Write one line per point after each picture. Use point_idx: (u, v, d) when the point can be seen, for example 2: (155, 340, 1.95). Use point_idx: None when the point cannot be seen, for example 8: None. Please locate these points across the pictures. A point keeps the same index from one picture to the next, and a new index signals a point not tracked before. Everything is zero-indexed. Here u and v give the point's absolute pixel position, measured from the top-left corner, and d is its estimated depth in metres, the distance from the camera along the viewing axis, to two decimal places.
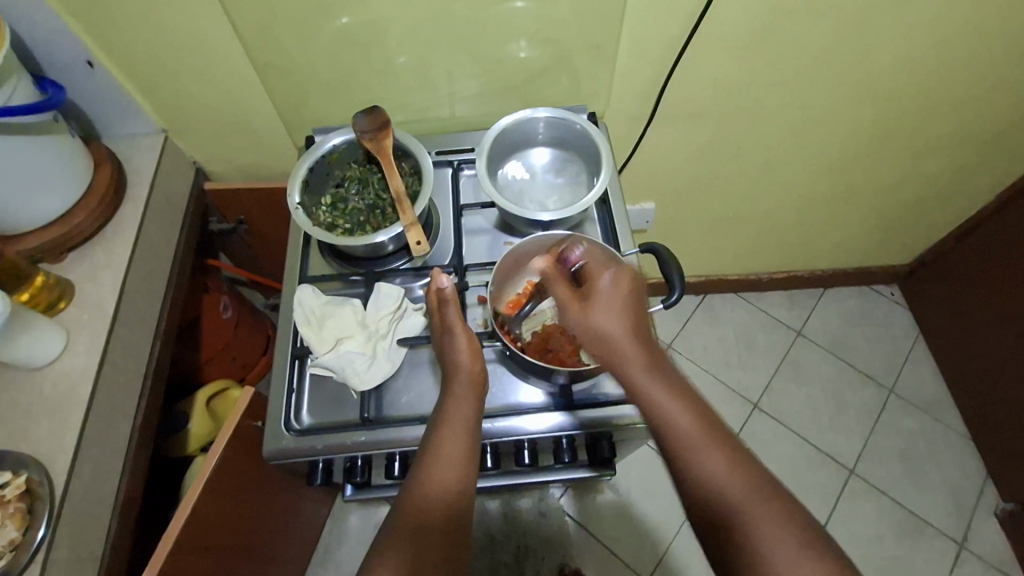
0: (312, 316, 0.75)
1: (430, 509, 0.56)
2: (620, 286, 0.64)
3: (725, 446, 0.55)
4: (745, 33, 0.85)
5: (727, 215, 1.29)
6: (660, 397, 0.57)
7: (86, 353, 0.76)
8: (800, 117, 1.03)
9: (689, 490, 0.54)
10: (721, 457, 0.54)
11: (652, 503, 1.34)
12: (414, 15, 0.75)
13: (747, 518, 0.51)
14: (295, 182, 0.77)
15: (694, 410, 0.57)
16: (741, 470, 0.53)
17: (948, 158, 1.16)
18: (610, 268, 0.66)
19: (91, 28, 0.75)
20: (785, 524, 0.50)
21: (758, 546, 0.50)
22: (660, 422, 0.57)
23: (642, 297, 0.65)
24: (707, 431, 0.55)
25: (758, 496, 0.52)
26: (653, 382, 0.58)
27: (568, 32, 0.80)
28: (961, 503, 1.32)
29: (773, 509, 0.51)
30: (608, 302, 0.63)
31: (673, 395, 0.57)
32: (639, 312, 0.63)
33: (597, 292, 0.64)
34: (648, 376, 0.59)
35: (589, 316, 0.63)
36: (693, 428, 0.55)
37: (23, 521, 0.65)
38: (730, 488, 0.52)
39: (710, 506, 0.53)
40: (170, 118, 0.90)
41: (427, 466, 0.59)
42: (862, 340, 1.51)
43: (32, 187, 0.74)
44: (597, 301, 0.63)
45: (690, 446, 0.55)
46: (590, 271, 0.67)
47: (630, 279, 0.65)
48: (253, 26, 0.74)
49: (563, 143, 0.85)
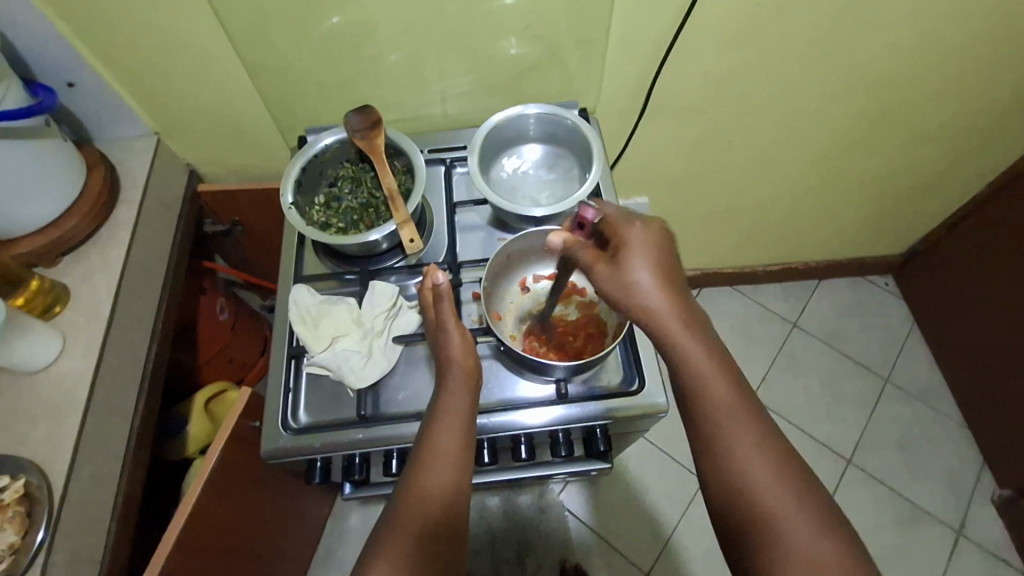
0: (307, 315, 0.75)
1: (428, 505, 0.56)
2: (652, 240, 0.59)
3: (756, 421, 0.54)
4: (733, 26, 0.86)
5: (721, 207, 1.30)
6: (698, 363, 0.55)
7: (82, 358, 0.76)
8: (790, 109, 1.03)
9: (713, 465, 0.54)
10: (751, 434, 0.54)
11: (651, 496, 1.34)
12: (404, 14, 0.75)
13: (770, 498, 0.51)
14: (288, 182, 0.77)
15: (729, 381, 0.56)
16: (767, 451, 0.53)
17: (940, 147, 1.16)
18: (639, 222, 0.60)
19: (81, 32, 0.75)
20: (804, 506, 0.51)
21: (777, 528, 0.50)
22: (693, 390, 0.56)
23: (675, 255, 0.60)
24: (739, 404, 0.55)
25: (783, 478, 0.52)
26: (692, 346, 0.56)
27: (557, 29, 0.80)
28: (958, 490, 1.33)
29: (793, 491, 0.52)
30: (642, 259, 0.58)
31: (712, 361, 0.56)
32: (673, 270, 0.59)
33: (630, 246, 0.58)
34: (688, 340, 0.56)
35: (624, 272, 0.57)
36: (727, 401, 0.55)
37: (22, 525, 0.65)
38: (755, 468, 0.52)
39: (733, 485, 0.53)
40: (162, 121, 0.90)
41: (426, 461, 0.59)
42: (857, 330, 1.52)
43: (26, 192, 0.74)
44: (630, 253, 0.57)
45: (723, 420, 0.54)
46: (613, 225, 0.61)
47: (662, 238, 0.60)
48: (243, 27, 0.74)
49: (554, 138, 0.85)
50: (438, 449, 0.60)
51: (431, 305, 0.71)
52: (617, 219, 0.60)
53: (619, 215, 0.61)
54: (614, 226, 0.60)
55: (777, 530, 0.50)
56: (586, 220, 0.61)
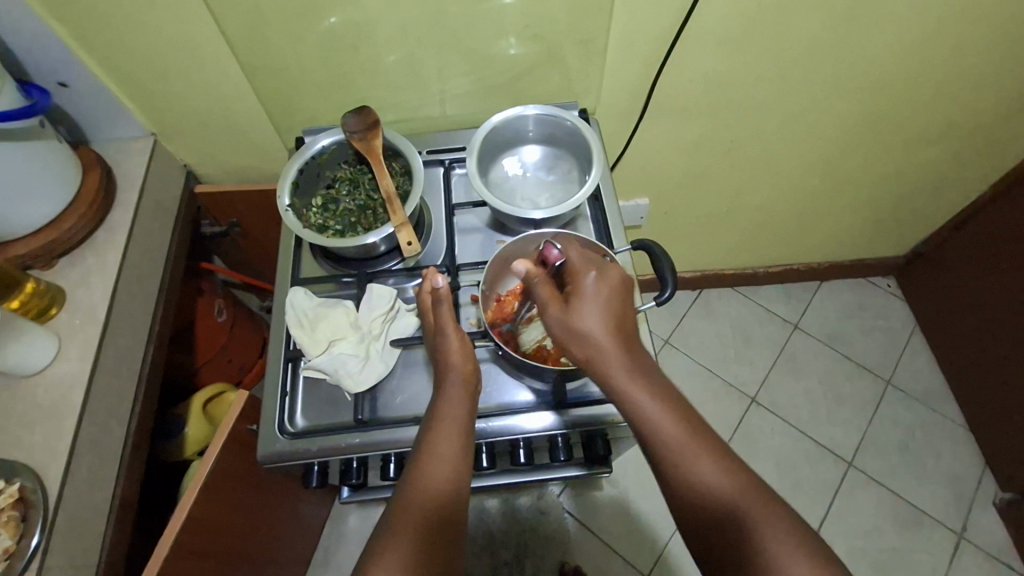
0: (305, 318, 0.74)
1: (430, 507, 0.56)
2: (604, 288, 0.63)
3: (715, 451, 0.55)
4: (735, 26, 0.85)
5: (722, 208, 1.29)
6: (646, 407, 0.57)
7: (78, 360, 0.75)
8: (792, 110, 1.02)
9: (679, 502, 0.54)
10: (712, 465, 0.54)
11: (651, 498, 1.34)
12: (402, 14, 0.75)
13: (741, 523, 0.51)
14: (285, 183, 0.76)
15: (680, 418, 0.56)
16: (730, 476, 0.53)
17: (943, 148, 1.15)
18: (594, 270, 0.64)
19: (76, 32, 0.74)
20: (781, 523, 0.50)
21: (752, 550, 0.50)
22: (646, 432, 0.56)
23: (628, 303, 0.64)
24: (693, 439, 0.55)
25: (752, 502, 0.52)
26: (636, 392, 0.58)
27: (557, 29, 0.80)
28: (960, 493, 1.32)
29: (765, 512, 0.51)
30: (591, 304, 0.62)
31: (658, 403, 0.57)
32: (621, 317, 0.62)
33: (583, 292, 0.62)
34: (633, 384, 0.58)
35: (570, 316, 0.61)
36: (679, 436, 0.55)
37: (16, 530, 0.64)
38: (723, 494, 0.52)
39: (703, 514, 0.53)
40: (159, 121, 0.89)
41: (425, 464, 0.59)
42: (859, 331, 1.51)
43: (21, 193, 0.73)
44: (579, 300, 0.62)
45: (680, 457, 0.54)
46: (574, 269, 0.65)
47: (619, 288, 0.63)
48: (240, 27, 0.73)
49: (553, 140, 0.84)
50: (436, 454, 0.59)
51: (430, 310, 0.70)
52: (575, 267, 0.65)
53: (579, 260, 0.65)
54: (573, 272, 0.65)
55: (755, 550, 0.50)
56: (550, 258, 0.66)
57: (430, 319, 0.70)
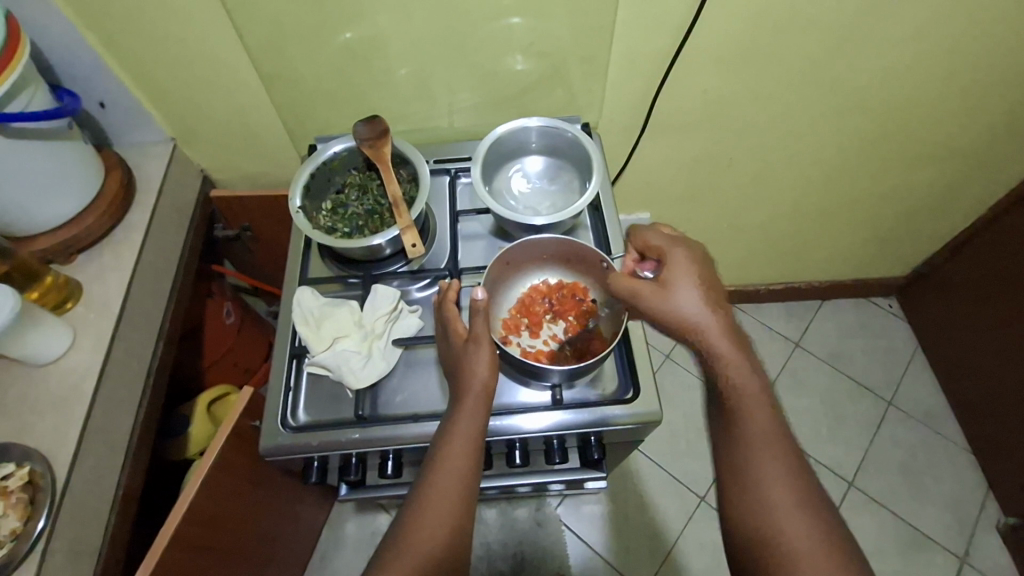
0: (310, 316, 0.77)
1: (439, 530, 0.57)
2: (697, 262, 0.62)
3: (783, 442, 0.56)
4: (732, 47, 0.88)
5: (723, 224, 1.31)
6: (733, 376, 0.58)
7: (92, 351, 0.78)
8: (790, 128, 1.05)
9: (734, 481, 0.56)
10: (773, 446, 0.55)
11: (648, 513, 1.34)
12: (415, 30, 0.79)
13: (785, 517, 0.52)
14: (296, 187, 0.79)
15: (759, 393, 0.57)
16: (787, 468, 0.54)
17: (941, 169, 1.17)
18: (682, 245, 0.63)
19: (106, 41, 0.78)
20: (812, 524, 0.52)
21: (782, 544, 0.51)
22: (727, 400, 0.58)
23: (712, 273, 0.62)
24: (770, 421, 0.56)
25: (796, 500, 0.53)
26: (730, 361, 0.58)
27: (562, 47, 0.83)
28: (963, 516, 1.31)
29: (808, 518, 0.52)
30: (685, 275, 0.61)
31: (752, 382, 0.57)
32: (719, 293, 0.61)
33: (674, 268, 0.61)
34: (727, 352, 0.58)
35: (670, 292, 0.60)
36: (756, 412, 0.56)
37: (24, 512, 0.66)
38: (770, 482, 0.54)
39: (748, 500, 0.54)
40: (179, 127, 0.93)
41: (441, 480, 0.59)
42: (860, 351, 1.52)
43: (46, 191, 0.77)
44: (677, 272, 0.61)
45: (753, 439, 0.56)
46: (659, 247, 0.64)
47: (710, 262, 0.63)
48: (260, 40, 0.77)
49: (556, 151, 0.87)
50: (447, 469, 0.59)
51: (456, 319, 0.69)
52: (659, 243, 0.64)
53: (666, 238, 0.64)
54: (661, 249, 0.64)
55: (782, 551, 0.51)
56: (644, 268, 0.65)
57: (459, 326, 0.68)
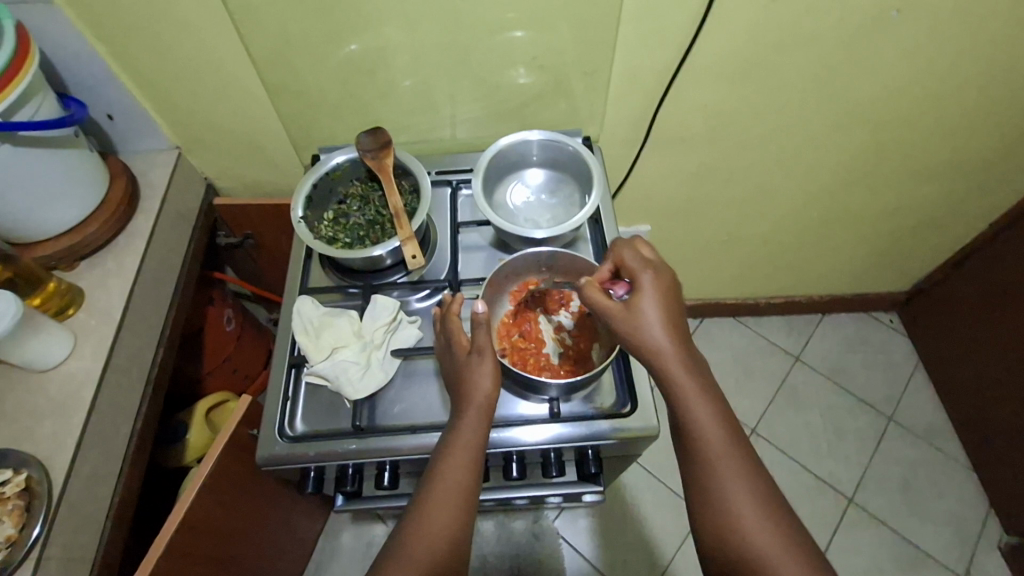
0: (310, 325, 0.77)
1: (437, 547, 0.57)
2: (660, 286, 0.61)
3: (749, 469, 0.55)
4: (734, 63, 0.89)
5: (724, 238, 1.31)
6: (693, 405, 0.56)
7: (91, 358, 0.78)
8: (791, 144, 1.05)
9: (699, 511, 0.55)
10: (739, 475, 0.54)
11: (646, 527, 1.33)
12: (419, 43, 0.79)
13: (760, 546, 0.52)
14: (299, 197, 0.80)
15: (721, 420, 0.56)
16: (756, 496, 0.54)
17: (942, 186, 1.17)
18: (647, 268, 0.62)
19: (113, 50, 0.79)
20: (789, 553, 0.51)
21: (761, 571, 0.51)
22: (686, 431, 0.56)
23: (676, 298, 0.62)
24: (730, 449, 0.55)
25: (771, 529, 0.52)
26: (689, 389, 0.57)
27: (564, 61, 0.84)
28: (964, 533, 1.30)
29: (780, 540, 0.52)
30: (648, 300, 0.60)
31: (711, 409, 0.57)
32: (680, 316, 0.61)
33: (639, 292, 0.60)
34: (686, 381, 0.57)
35: (635, 318, 0.59)
36: (716, 441, 0.55)
37: (20, 519, 0.66)
38: (740, 512, 0.53)
39: (717, 529, 0.53)
40: (184, 135, 0.94)
41: (436, 499, 0.58)
42: (860, 366, 1.51)
43: (51, 198, 0.77)
44: (640, 298, 0.60)
45: (716, 471, 0.55)
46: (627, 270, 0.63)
47: (670, 283, 0.62)
48: (266, 51, 0.78)
49: (557, 164, 0.88)
50: (447, 482, 0.59)
51: (459, 330, 0.69)
52: (635, 265, 0.63)
53: (631, 262, 0.63)
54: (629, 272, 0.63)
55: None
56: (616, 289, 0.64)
57: (461, 337, 0.68)
